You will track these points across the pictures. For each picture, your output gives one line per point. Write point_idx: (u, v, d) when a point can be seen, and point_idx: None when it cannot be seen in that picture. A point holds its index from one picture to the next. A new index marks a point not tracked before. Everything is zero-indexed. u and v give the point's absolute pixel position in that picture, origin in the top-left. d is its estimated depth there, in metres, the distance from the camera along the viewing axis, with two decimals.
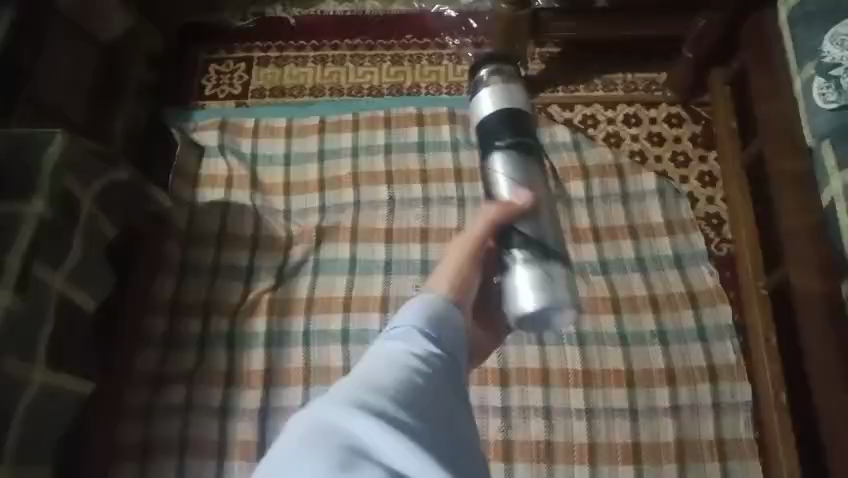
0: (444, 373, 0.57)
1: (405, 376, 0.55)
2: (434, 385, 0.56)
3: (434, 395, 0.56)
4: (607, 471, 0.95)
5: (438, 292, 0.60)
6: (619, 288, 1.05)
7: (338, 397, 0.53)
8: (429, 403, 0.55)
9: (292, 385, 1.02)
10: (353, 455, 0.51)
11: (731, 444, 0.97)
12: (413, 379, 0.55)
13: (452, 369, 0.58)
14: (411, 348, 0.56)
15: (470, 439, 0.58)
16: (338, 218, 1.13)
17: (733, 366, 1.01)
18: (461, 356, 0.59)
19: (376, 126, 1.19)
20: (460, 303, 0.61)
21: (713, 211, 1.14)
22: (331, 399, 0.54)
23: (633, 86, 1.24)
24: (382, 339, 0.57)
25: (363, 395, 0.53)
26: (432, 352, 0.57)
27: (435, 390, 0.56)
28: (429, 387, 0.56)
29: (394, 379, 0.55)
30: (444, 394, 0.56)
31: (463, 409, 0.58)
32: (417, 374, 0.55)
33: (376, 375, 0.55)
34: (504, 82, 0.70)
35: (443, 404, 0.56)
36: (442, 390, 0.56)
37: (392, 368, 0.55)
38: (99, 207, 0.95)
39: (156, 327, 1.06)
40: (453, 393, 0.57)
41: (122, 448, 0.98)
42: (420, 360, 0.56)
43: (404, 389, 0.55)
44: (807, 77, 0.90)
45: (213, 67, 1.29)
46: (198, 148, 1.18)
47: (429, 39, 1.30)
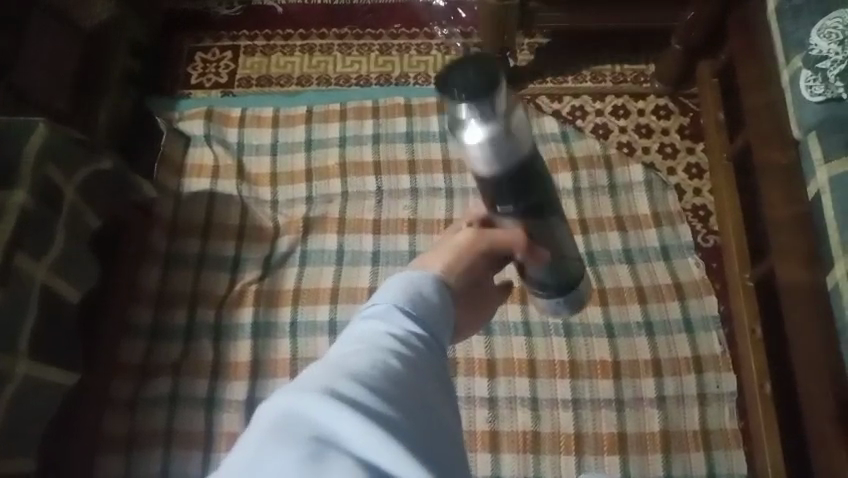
0: (421, 358, 0.53)
1: (378, 359, 0.51)
2: (410, 370, 0.51)
3: (411, 381, 0.51)
4: (593, 463, 0.95)
5: (416, 273, 0.57)
6: (606, 280, 1.05)
7: (308, 385, 0.49)
8: (406, 390, 0.50)
9: (278, 376, 1.01)
10: (322, 448, 0.46)
11: (716, 434, 0.98)
12: (391, 363, 0.51)
13: (430, 354, 0.54)
14: (383, 331, 0.53)
15: (452, 435, 0.53)
16: (325, 208, 1.12)
17: (718, 357, 1.01)
18: (440, 341, 0.55)
19: (364, 117, 1.19)
20: (439, 284, 0.57)
21: (700, 203, 1.14)
22: (297, 390, 0.49)
23: (622, 77, 1.23)
24: (357, 321, 0.54)
25: (335, 380, 0.49)
26: (410, 334, 0.53)
27: (412, 375, 0.51)
28: (406, 372, 0.51)
29: (367, 363, 0.50)
30: (423, 381, 0.52)
31: (445, 402, 0.54)
32: (391, 357, 0.51)
33: (346, 362, 0.50)
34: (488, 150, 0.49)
35: (422, 392, 0.51)
36: (421, 376, 0.52)
37: (368, 352, 0.51)
38: (82, 197, 0.95)
39: (143, 317, 1.05)
40: (432, 381, 0.53)
41: (107, 439, 0.98)
42: (394, 342, 0.52)
43: (378, 373, 0.50)
44: (794, 70, 0.90)
45: (200, 56, 1.28)
46: (184, 138, 1.17)
47: (417, 29, 1.29)
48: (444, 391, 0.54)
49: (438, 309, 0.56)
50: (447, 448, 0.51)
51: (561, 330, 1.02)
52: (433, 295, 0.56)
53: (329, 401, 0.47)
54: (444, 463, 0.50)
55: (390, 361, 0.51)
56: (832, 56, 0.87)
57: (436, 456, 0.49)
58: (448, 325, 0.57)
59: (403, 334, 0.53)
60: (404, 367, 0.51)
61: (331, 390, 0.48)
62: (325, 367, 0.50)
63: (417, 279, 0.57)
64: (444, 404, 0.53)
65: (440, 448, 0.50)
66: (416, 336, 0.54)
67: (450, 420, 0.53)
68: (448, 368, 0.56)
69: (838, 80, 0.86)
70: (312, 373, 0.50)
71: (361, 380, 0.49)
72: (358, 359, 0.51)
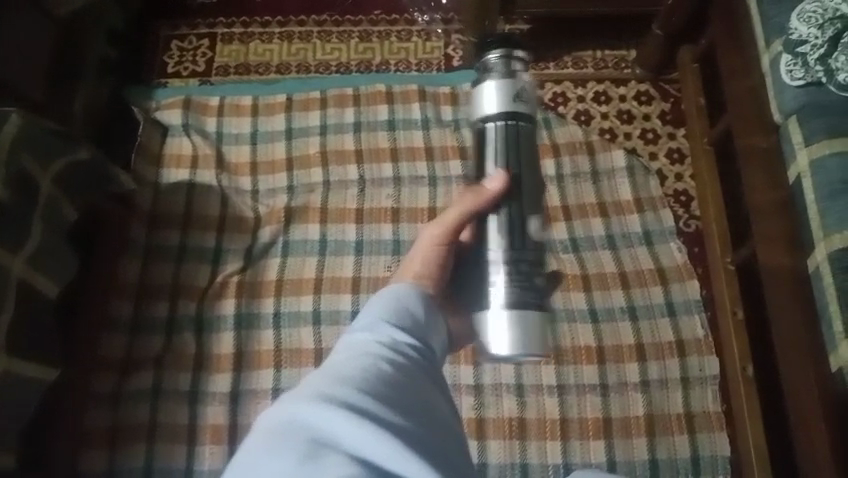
0: (412, 361, 0.54)
1: (366, 364, 0.53)
2: (401, 372, 0.53)
3: (402, 382, 0.53)
4: (578, 447, 0.96)
5: (404, 284, 0.59)
6: (589, 266, 1.05)
7: (303, 392, 0.52)
8: (397, 390, 0.52)
9: (263, 368, 1.00)
10: (318, 446, 0.49)
11: (699, 416, 0.99)
12: (379, 366, 0.53)
13: (423, 357, 0.56)
14: (371, 340, 0.55)
15: (450, 432, 0.54)
16: (307, 198, 1.11)
17: (701, 340, 1.02)
18: (429, 346, 0.57)
19: (345, 104, 1.17)
20: (426, 292, 0.59)
21: (681, 188, 1.15)
22: (293, 396, 0.52)
23: (603, 63, 1.23)
24: (349, 332, 0.56)
25: (327, 386, 0.51)
26: (399, 340, 0.55)
27: (403, 377, 0.53)
28: (397, 375, 0.53)
29: (357, 369, 0.52)
30: (414, 383, 0.54)
31: (442, 400, 0.55)
32: (380, 362, 0.53)
33: (336, 369, 0.53)
34: (505, 90, 0.61)
35: (415, 391, 0.53)
36: (411, 378, 0.54)
37: (357, 360, 0.53)
38: (59, 189, 0.93)
39: (122, 310, 1.04)
40: (424, 382, 0.54)
41: (89, 433, 0.96)
42: (383, 349, 0.54)
43: (368, 376, 0.52)
44: (775, 54, 0.91)
45: (177, 45, 1.26)
46: (162, 127, 1.15)
47: (398, 15, 1.28)
48: (440, 390, 0.56)
49: (423, 317, 0.57)
50: (445, 442, 0.53)
51: None
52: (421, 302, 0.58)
53: (321, 405, 0.50)
54: (441, 455, 0.52)
55: (379, 365, 0.53)
56: (812, 40, 0.86)
57: (432, 449, 0.51)
58: (439, 330, 0.58)
59: (391, 341, 0.55)
60: (393, 370, 0.53)
61: (322, 394, 0.51)
62: (318, 376, 0.53)
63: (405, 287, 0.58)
64: (440, 401, 0.55)
65: (435, 443, 0.52)
66: (406, 340, 0.55)
67: (447, 418, 0.55)
68: (443, 368, 0.58)
69: (819, 64, 0.86)
70: (305, 383, 0.53)
71: (353, 383, 0.52)
72: (349, 365, 0.53)
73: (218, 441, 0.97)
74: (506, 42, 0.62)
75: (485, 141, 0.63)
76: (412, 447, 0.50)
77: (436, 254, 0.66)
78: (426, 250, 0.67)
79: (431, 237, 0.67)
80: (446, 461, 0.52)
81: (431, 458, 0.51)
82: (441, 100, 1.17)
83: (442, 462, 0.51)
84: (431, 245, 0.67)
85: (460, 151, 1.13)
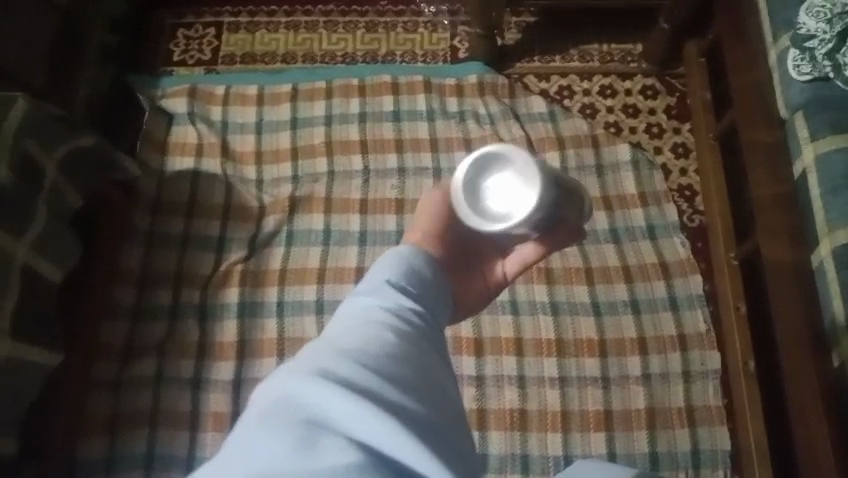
0: (416, 335, 0.53)
1: (368, 337, 0.51)
2: (403, 345, 0.52)
3: (405, 356, 0.51)
4: (579, 439, 0.96)
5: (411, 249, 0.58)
6: (592, 259, 1.06)
7: (304, 365, 0.50)
8: (399, 365, 0.51)
9: (266, 357, 1.01)
10: (317, 426, 0.47)
11: (700, 411, 0.99)
12: (383, 338, 0.51)
13: (426, 330, 0.54)
14: (376, 309, 0.54)
15: (451, 413, 0.53)
16: (311, 187, 1.11)
17: (703, 334, 1.02)
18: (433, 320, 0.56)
19: (350, 95, 1.17)
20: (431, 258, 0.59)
21: (686, 183, 1.15)
22: (294, 370, 0.50)
23: (609, 57, 1.23)
24: (354, 300, 0.55)
25: (329, 359, 0.50)
26: (403, 308, 0.54)
27: (405, 350, 0.52)
28: (401, 348, 0.52)
29: (359, 341, 0.51)
30: (417, 358, 0.52)
31: (444, 376, 0.54)
32: (384, 333, 0.52)
33: (336, 343, 0.52)
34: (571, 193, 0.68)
35: (418, 367, 0.52)
36: (415, 352, 0.52)
37: (361, 331, 0.52)
38: (63, 175, 0.93)
39: (127, 296, 1.04)
40: (428, 357, 0.53)
41: (92, 418, 0.97)
42: (388, 320, 0.53)
43: (369, 350, 0.51)
44: (782, 49, 0.91)
45: (182, 33, 1.26)
46: (167, 115, 1.15)
47: (404, 6, 1.27)
48: (443, 366, 0.54)
49: (428, 285, 0.57)
50: (447, 422, 0.52)
51: (548, 308, 1.02)
52: (426, 277, 0.57)
53: (319, 381, 0.49)
54: (442, 436, 0.50)
55: (383, 337, 0.51)
56: (820, 35, 0.86)
57: (433, 431, 0.50)
58: (441, 302, 0.57)
59: (396, 311, 0.54)
60: (397, 342, 0.52)
61: (321, 369, 0.49)
62: (322, 347, 0.51)
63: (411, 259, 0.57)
64: (442, 381, 0.54)
65: (436, 423, 0.51)
66: (410, 312, 0.54)
67: (449, 396, 0.53)
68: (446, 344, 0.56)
69: (826, 59, 0.86)
70: (305, 356, 0.51)
71: (356, 358, 0.50)
72: (352, 337, 0.52)
73: (221, 429, 0.97)
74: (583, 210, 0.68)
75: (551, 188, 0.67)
76: (412, 427, 0.48)
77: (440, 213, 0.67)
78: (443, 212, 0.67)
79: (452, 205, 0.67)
80: (447, 443, 0.50)
81: (432, 443, 0.49)
82: (447, 92, 1.17)
83: (444, 445, 0.50)
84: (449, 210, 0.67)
85: (464, 143, 1.13)
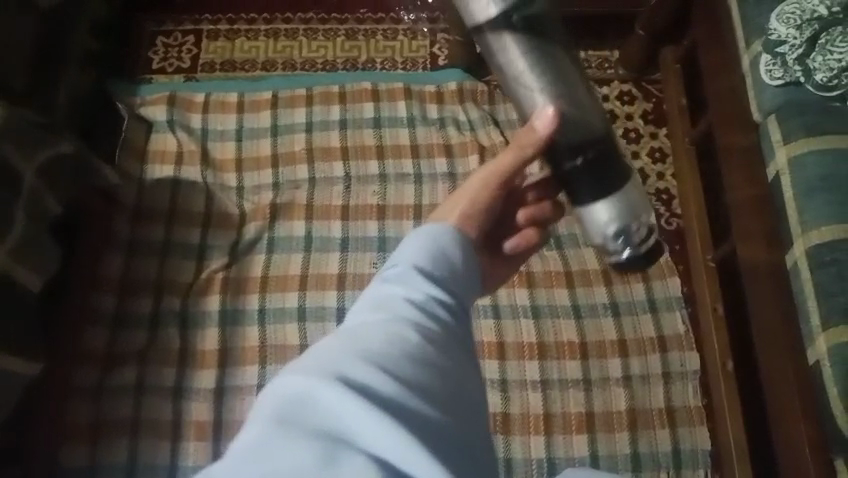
0: (440, 332, 0.50)
1: (392, 336, 0.49)
2: (427, 345, 0.49)
3: (427, 359, 0.49)
4: (562, 442, 0.97)
5: (442, 230, 0.56)
6: (572, 262, 1.07)
7: (323, 363, 0.47)
8: (421, 369, 0.48)
9: (248, 364, 1.00)
10: (333, 441, 0.44)
11: (681, 411, 1.00)
12: (406, 337, 0.49)
13: (452, 328, 0.51)
14: (402, 298, 0.51)
15: (474, 415, 0.50)
16: (292, 194, 1.11)
17: (682, 336, 1.03)
18: (460, 313, 0.53)
19: (331, 102, 1.18)
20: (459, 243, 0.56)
21: (663, 187, 1.17)
22: (311, 366, 0.47)
23: (587, 63, 1.24)
24: (378, 287, 0.53)
25: (350, 362, 0.47)
26: (431, 299, 0.51)
27: (428, 352, 0.49)
28: (423, 349, 0.49)
29: (380, 340, 0.48)
30: (441, 359, 0.49)
31: (468, 381, 0.51)
32: (408, 331, 0.49)
33: (356, 341, 0.49)
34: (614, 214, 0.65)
35: (440, 371, 0.49)
36: (439, 351, 0.50)
37: (385, 327, 0.49)
38: (43, 181, 0.93)
39: (106, 305, 1.03)
40: (452, 356, 0.50)
41: (70, 429, 0.96)
42: (413, 313, 0.50)
43: (391, 352, 0.48)
44: (755, 54, 0.93)
45: (162, 41, 1.26)
46: (147, 123, 1.15)
47: (384, 14, 1.28)
48: (467, 370, 0.51)
49: (458, 270, 0.54)
50: (467, 434, 0.49)
51: (529, 312, 1.03)
52: (455, 260, 0.54)
53: (337, 384, 0.45)
54: (461, 451, 0.47)
55: (406, 337, 0.49)
56: (790, 41, 0.87)
57: (452, 446, 0.47)
58: (467, 292, 0.54)
59: (421, 302, 0.51)
60: (421, 343, 0.49)
61: (339, 370, 0.46)
62: (342, 343, 0.49)
63: (439, 240, 0.55)
64: (467, 381, 0.51)
65: (456, 433, 0.48)
66: (437, 306, 0.52)
67: (473, 397, 0.51)
68: (471, 342, 0.53)
69: (797, 64, 0.88)
70: (323, 351, 0.48)
71: (376, 360, 0.47)
72: (374, 334, 0.49)
73: (202, 437, 0.96)
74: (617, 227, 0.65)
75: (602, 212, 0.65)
76: (431, 444, 0.45)
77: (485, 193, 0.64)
78: (473, 191, 0.64)
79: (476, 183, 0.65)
80: (467, 461, 0.47)
81: (450, 457, 0.46)
82: (427, 99, 1.18)
83: (462, 463, 0.47)
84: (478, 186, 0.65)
85: (445, 149, 1.14)
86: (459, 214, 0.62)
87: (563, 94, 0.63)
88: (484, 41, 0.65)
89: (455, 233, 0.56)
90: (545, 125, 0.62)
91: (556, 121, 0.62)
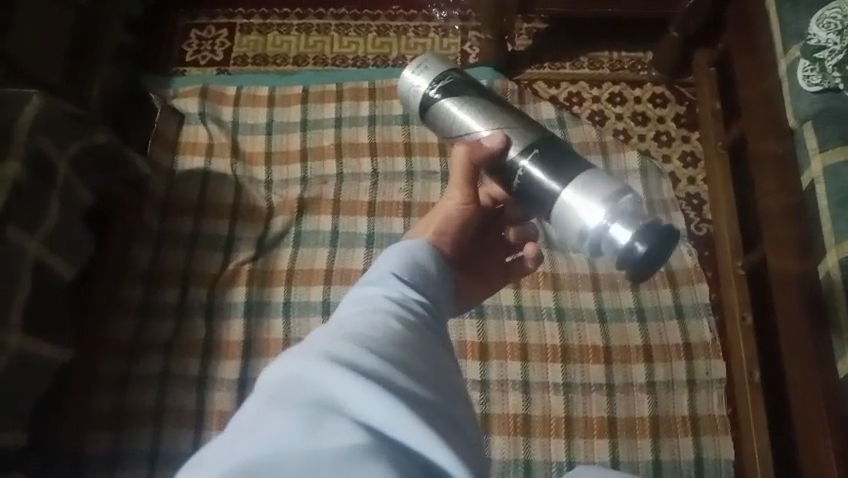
0: (420, 321, 0.51)
1: (373, 322, 0.49)
2: (408, 331, 0.49)
3: (410, 342, 0.49)
4: (582, 446, 0.96)
5: (417, 240, 0.56)
6: (598, 266, 1.06)
7: (308, 350, 0.47)
8: (407, 351, 0.48)
9: (272, 356, 1.01)
10: (323, 411, 0.43)
11: (704, 420, 0.98)
12: (387, 323, 0.49)
13: (431, 321, 0.52)
14: (380, 294, 0.51)
15: (460, 400, 0.50)
16: (319, 189, 1.12)
17: (708, 344, 1.02)
18: (438, 310, 0.53)
19: (360, 99, 1.18)
20: (434, 250, 0.56)
21: (693, 191, 1.14)
22: (296, 355, 0.47)
23: (619, 64, 1.23)
24: (357, 288, 0.52)
25: (335, 344, 0.47)
26: (409, 295, 0.52)
27: (411, 337, 0.49)
28: (406, 334, 0.49)
29: (364, 326, 0.48)
30: (423, 344, 0.49)
31: (451, 371, 0.51)
32: (388, 319, 0.49)
33: (340, 327, 0.48)
34: (599, 189, 0.59)
35: (423, 353, 0.49)
36: (420, 338, 0.50)
37: (366, 315, 0.49)
38: (77, 172, 0.95)
39: (134, 294, 1.05)
40: (433, 343, 0.51)
41: (97, 415, 0.98)
42: (392, 306, 0.50)
43: (376, 334, 0.48)
44: (792, 59, 0.91)
45: (195, 34, 1.28)
46: (179, 115, 1.16)
47: (416, 11, 1.28)
48: (449, 361, 0.52)
49: (433, 274, 0.54)
50: (454, 416, 0.48)
51: (554, 314, 1.03)
52: (430, 265, 0.55)
53: (324, 363, 0.45)
54: (453, 429, 0.47)
55: (390, 324, 0.49)
56: (830, 46, 0.87)
57: (444, 423, 0.47)
58: (444, 293, 0.55)
59: (399, 297, 0.51)
60: (404, 330, 0.49)
61: (327, 351, 0.46)
62: (326, 331, 0.48)
63: (413, 247, 0.55)
64: (450, 369, 0.51)
65: (445, 410, 0.48)
66: (413, 302, 0.52)
67: (456, 384, 0.51)
68: (449, 339, 0.54)
69: (836, 70, 0.87)
70: (307, 342, 0.48)
71: (360, 342, 0.47)
72: (357, 321, 0.49)
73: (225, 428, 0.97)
74: (611, 203, 0.58)
75: (592, 203, 0.59)
76: (421, 416, 0.45)
77: (458, 211, 0.68)
78: (447, 208, 0.68)
79: (453, 198, 0.68)
80: (459, 439, 0.47)
81: (441, 430, 0.46)
82: None
83: (455, 439, 0.47)
84: (454, 204, 0.68)
85: None
86: (430, 230, 0.65)
87: (495, 119, 0.67)
88: (434, 119, 0.70)
89: (427, 245, 0.56)
90: (496, 143, 0.65)
91: (505, 139, 0.65)
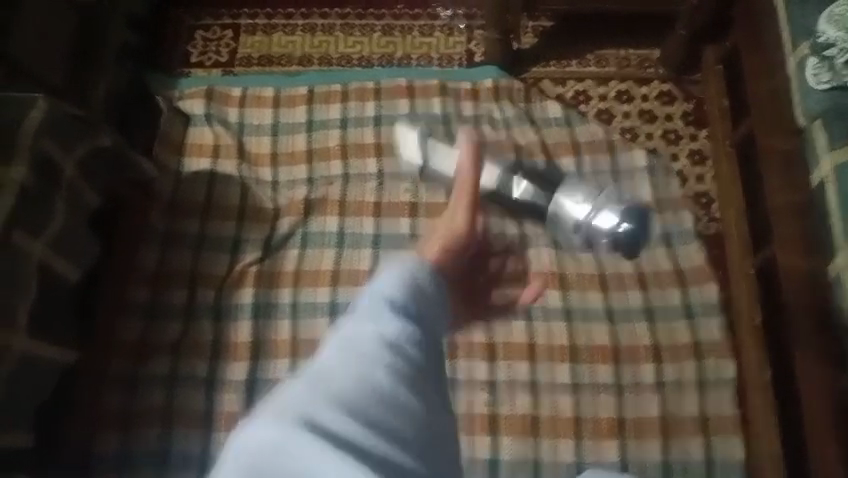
0: (397, 380, 0.52)
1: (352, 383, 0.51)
2: (385, 393, 0.51)
3: (386, 405, 0.51)
4: (591, 446, 0.96)
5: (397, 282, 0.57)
6: (607, 266, 1.05)
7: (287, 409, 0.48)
8: (387, 412, 0.51)
9: (279, 358, 1.01)
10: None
11: (715, 420, 0.98)
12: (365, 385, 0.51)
13: (408, 375, 0.53)
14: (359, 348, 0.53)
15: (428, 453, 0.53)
16: (325, 190, 1.11)
17: (718, 344, 1.01)
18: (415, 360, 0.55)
19: (365, 99, 1.18)
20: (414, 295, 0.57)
21: (702, 190, 1.14)
22: (274, 413, 0.48)
23: (626, 62, 1.23)
24: (338, 339, 0.54)
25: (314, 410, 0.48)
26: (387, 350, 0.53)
27: (387, 398, 0.51)
28: (383, 397, 0.51)
29: (342, 390, 0.50)
30: (397, 403, 0.52)
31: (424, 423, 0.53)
32: (367, 380, 0.51)
33: (319, 387, 0.50)
34: None
35: (398, 413, 0.51)
36: (396, 398, 0.52)
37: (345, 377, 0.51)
38: (85, 176, 0.95)
39: (140, 297, 1.05)
40: (408, 398, 0.53)
41: (105, 418, 0.98)
42: (371, 364, 0.52)
43: (353, 399, 0.50)
44: (801, 57, 0.90)
45: (201, 34, 1.28)
46: (185, 117, 1.16)
47: (421, 10, 1.28)
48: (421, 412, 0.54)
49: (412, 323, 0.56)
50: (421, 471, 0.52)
51: (562, 315, 1.02)
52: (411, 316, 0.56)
53: (303, 432, 0.47)
54: None
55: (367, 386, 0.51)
56: (839, 43, 0.86)
57: None
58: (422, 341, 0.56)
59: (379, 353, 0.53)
60: (381, 392, 0.51)
61: (306, 418, 0.48)
62: (305, 389, 0.50)
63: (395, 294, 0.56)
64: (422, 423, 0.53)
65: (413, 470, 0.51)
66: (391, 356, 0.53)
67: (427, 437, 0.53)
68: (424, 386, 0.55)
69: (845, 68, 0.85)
70: (285, 397, 0.49)
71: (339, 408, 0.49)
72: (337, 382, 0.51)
73: (233, 429, 0.97)
74: None
75: None
76: None
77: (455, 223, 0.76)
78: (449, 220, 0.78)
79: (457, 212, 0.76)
80: None
81: None
82: (463, 96, 1.17)
83: None
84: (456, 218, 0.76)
85: None
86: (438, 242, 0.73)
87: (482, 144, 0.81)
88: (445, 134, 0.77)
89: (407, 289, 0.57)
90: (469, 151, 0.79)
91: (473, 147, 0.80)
